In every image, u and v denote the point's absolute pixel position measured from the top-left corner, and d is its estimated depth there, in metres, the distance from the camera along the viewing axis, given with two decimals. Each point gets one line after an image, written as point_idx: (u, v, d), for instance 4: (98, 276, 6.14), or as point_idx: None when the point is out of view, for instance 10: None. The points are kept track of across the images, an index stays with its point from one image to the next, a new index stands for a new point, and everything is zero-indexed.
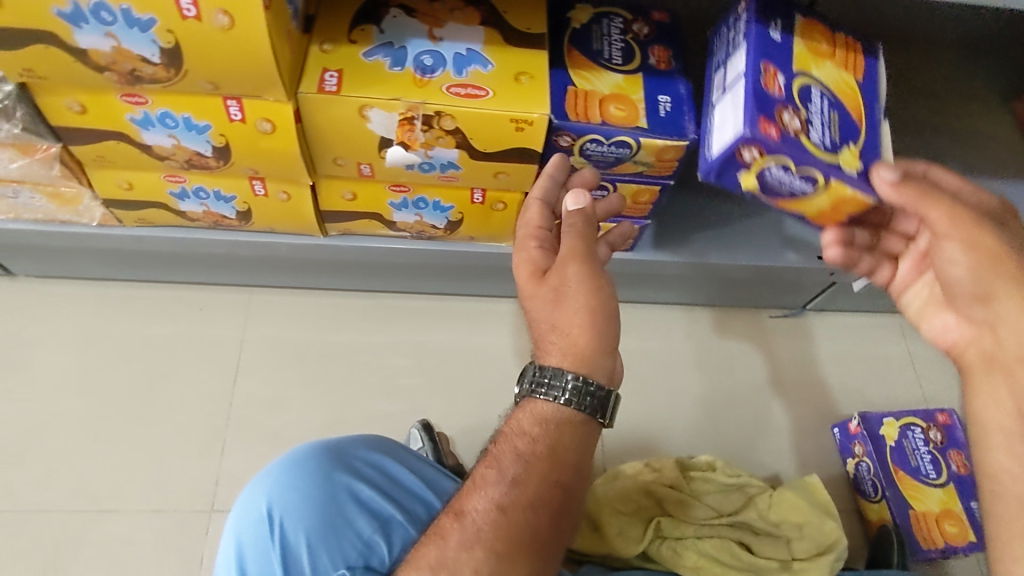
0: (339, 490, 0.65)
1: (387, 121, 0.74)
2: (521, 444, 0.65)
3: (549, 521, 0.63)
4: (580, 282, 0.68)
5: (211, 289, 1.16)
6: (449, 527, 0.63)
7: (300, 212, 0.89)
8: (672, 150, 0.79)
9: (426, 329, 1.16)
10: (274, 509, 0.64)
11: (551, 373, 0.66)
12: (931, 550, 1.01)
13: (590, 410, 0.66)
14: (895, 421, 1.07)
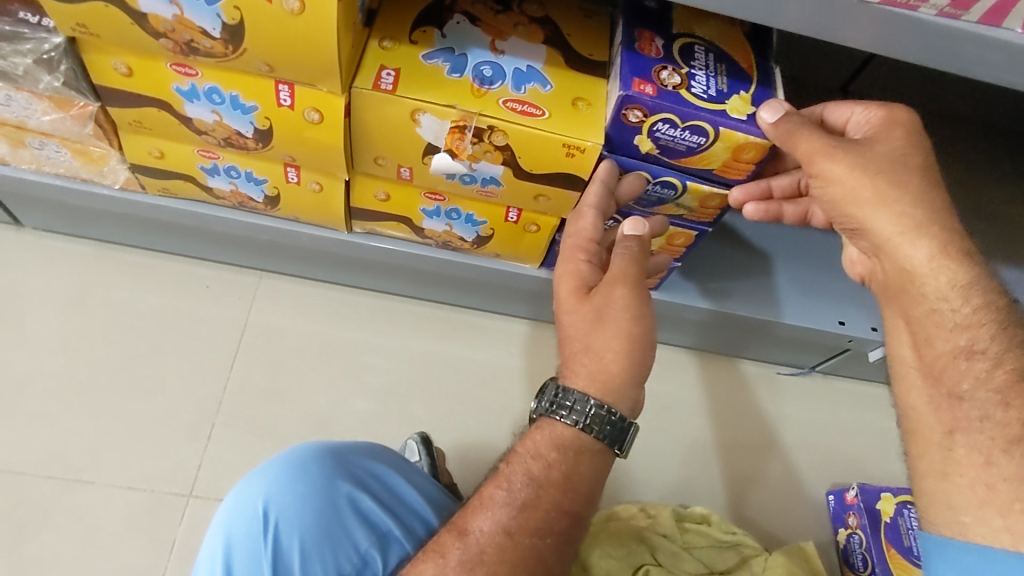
0: (339, 498, 0.62)
1: (437, 128, 0.72)
2: (535, 467, 0.64)
3: (554, 544, 0.63)
4: (622, 307, 0.67)
5: (219, 267, 1.13)
6: (450, 546, 0.61)
7: (329, 204, 0.87)
8: (717, 198, 0.78)
9: (433, 338, 1.14)
10: (270, 509, 0.61)
11: (574, 396, 0.65)
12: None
13: (608, 440, 0.65)
14: (892, 496, 1.03)
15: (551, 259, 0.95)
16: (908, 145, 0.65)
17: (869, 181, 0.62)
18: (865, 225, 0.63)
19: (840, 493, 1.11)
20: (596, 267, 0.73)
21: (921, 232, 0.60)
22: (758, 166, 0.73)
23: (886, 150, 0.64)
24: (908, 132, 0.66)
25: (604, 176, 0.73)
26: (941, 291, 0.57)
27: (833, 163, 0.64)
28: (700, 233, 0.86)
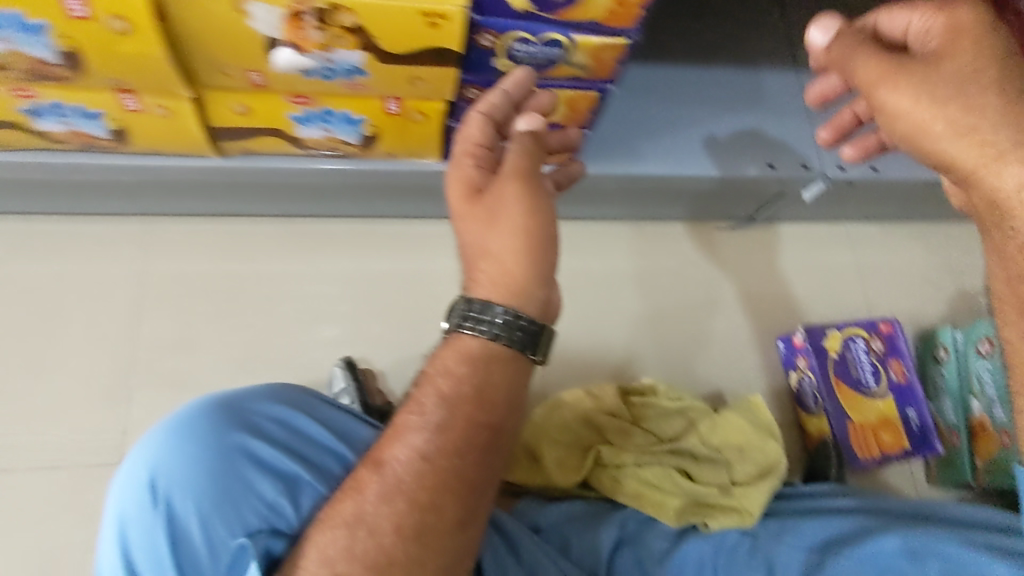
0: (234, 456, 0.62)
1: (273, 19, 0.61)
2: (444, 386, 0.61)
3: (475, 458, 0.60)
4: (516, 204, 0.61)
5: (102, 220, 1.03)
6: (368, 481, 0.59)
7: (185, 129, 0.77)
8: (612, 50, 0.70)
9: (350, 256, 1.07)
10: (162, 481, 0.61)
11: (481, 305, 0.61)
12: (868, 460, 1.02)
13: (520, 345, 0.62)
14: (840, 334, 1.06)
15: (451, 149, 0.87)
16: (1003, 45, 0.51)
17: (941, 107, 0.50)
18: (950, 161, 0.51)
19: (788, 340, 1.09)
20: (491, 169, 0.66)
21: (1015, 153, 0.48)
22: (645, 10, 0.65)
23: (959, 64, 0.51)
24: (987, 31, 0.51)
25: (509, 85, 0.67)
26: (1017, 195, 0.48)
27: (897, 92, 0.52)
28: (603, 93, 0.77)
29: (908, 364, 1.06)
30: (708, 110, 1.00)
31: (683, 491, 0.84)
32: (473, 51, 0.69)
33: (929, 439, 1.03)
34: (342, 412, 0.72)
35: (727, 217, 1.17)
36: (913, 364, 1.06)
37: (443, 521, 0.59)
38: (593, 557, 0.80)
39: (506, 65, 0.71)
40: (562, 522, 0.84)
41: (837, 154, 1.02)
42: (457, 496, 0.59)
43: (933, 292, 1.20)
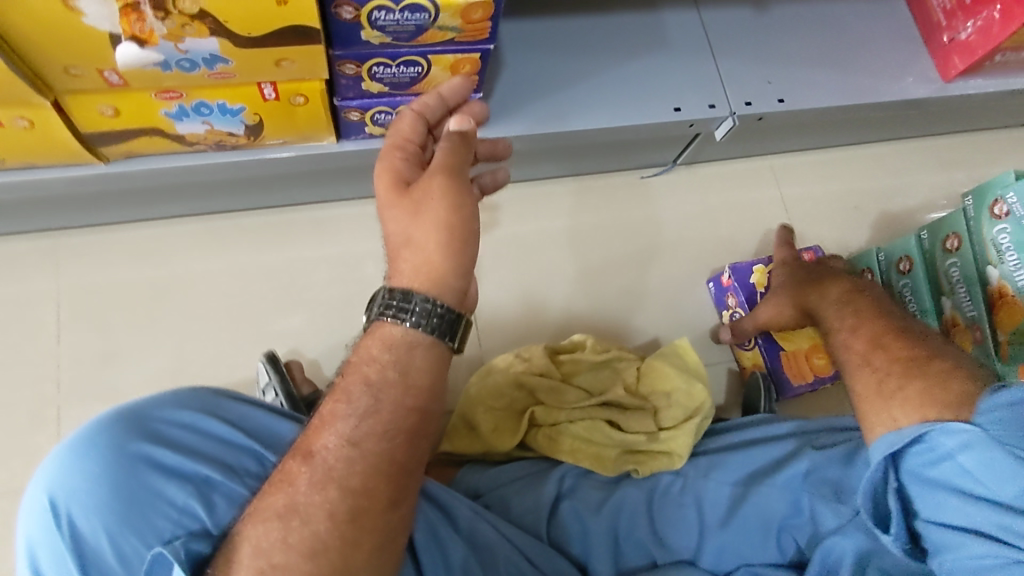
0: (137, 465, 0.60)
1: (106, 11, 0.58)
2: (371, 372, 0.57)
3: (408, 445, 0.57)
4: (443, 195, 0.59)
5: (1, 239, 0.97)
6: (296, 471, 0.55)
7: (55, 138, 0.73)
8: (480, 9, 0.67)
9: (266, 248, 1.02)
10: (62, 501, 0.58)
11: (402, 295, 0.58)
12: (802, 385, 1.04)
13: (438, 333, 0.58)
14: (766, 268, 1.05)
15: (345, 128, 0.84)
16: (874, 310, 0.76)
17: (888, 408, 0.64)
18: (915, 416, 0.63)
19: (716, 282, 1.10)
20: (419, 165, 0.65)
21: (869, 322, 0.74)
22: None
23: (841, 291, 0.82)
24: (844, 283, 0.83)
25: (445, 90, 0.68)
26: (863, 360, 0.69)
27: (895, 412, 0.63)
28: (485, 54, 0.75)
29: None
30: (611, 57, 0.99)
31: (617, 441, 0.86)
32: (334, 25, 0.67)
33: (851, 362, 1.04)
34: (256, 404, 0.69)
35: (649, 164, 1.16)
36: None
37: (374, 512, 0.54)
38: (534, 515, 0.80)
39: (375, 36, 0.69)
40: (502, 485, 0.85)
41: (745, 90, 1.00)
42: (391, 484, 0.55)
43: (859, 218, 1.20)
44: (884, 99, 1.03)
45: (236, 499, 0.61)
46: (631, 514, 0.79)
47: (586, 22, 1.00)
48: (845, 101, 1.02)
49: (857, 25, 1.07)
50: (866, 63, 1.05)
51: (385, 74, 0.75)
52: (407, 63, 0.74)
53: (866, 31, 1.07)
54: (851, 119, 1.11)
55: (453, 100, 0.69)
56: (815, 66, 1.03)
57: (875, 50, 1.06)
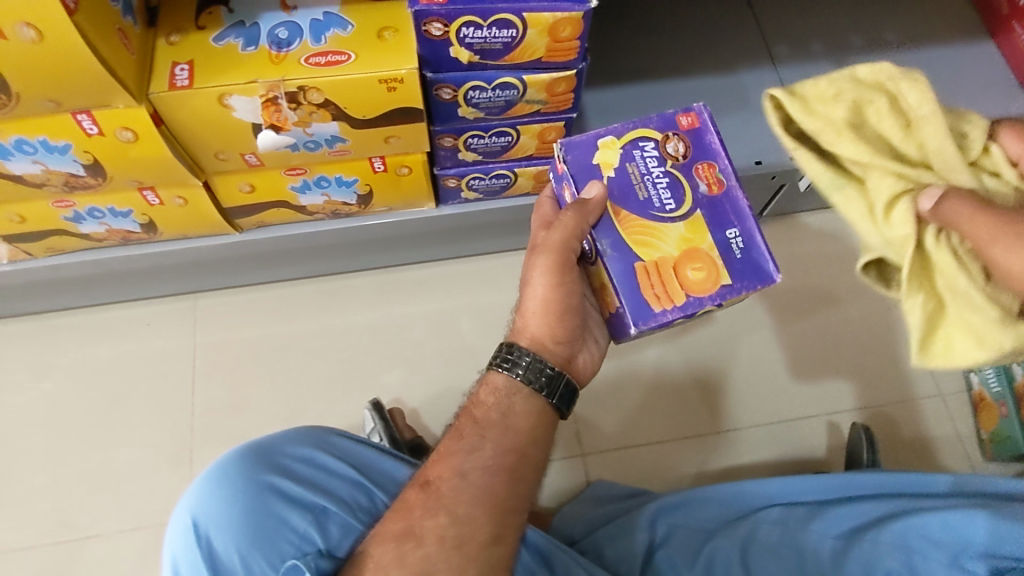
0: (266, 491, 0.67)
1: (251, 106, 0.70)
2: (478, 414, 0.66)
3: (507, 483, 0.62)
4: (541, 273, 0.66)
5: (152, 302, 1.11)
6: (413, 498, 0.62)
7: (202, 213, 0.86)
8: (562, 82, 0.74)
9: (374, 305, 1.11)
10: (204, 523, 0.66)
11: (514, 350, 0.67)
12: (666, 313, 0.60)
13: (544, 389, 0.66)
14: (614, 141, 0.66)
15: (442, 193, 0.93)
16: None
17: None
18: None
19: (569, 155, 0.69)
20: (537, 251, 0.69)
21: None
22: (584, 40, 0.70)
23: (1019, 264, 0.52)
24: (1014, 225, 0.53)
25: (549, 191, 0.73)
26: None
27: None
28: (569, 122, 0.82)
29: (726, 164, 0.65)
30: None
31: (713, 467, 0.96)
32: (434, 104, 0.76)
33: (775, 259, 0.61)
34: (366, 441, 0.76)
35: None
36: (731, 162, 0.65)
37: (477, 537, 0.60)
38: (628, 564, 0.80)
39: (470, 113, 0.77)
40: (595, 532, 0.86)
41: None
42: (489, 513, 0.60)
43: None
44: None
45: (349, 528, 0.67)
46: (726, 564, 0.77)
47: (668, 84, 1.04)
48: None
49: (949, 69, 1.06)
50: (957, 108, 1.03)
51: (478, 144, 0.83)
52: (498, 134, 0.82)
53: (954, 77, 1.06)
54: None
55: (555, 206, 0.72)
56: None
57: (965, 94, 1.04)
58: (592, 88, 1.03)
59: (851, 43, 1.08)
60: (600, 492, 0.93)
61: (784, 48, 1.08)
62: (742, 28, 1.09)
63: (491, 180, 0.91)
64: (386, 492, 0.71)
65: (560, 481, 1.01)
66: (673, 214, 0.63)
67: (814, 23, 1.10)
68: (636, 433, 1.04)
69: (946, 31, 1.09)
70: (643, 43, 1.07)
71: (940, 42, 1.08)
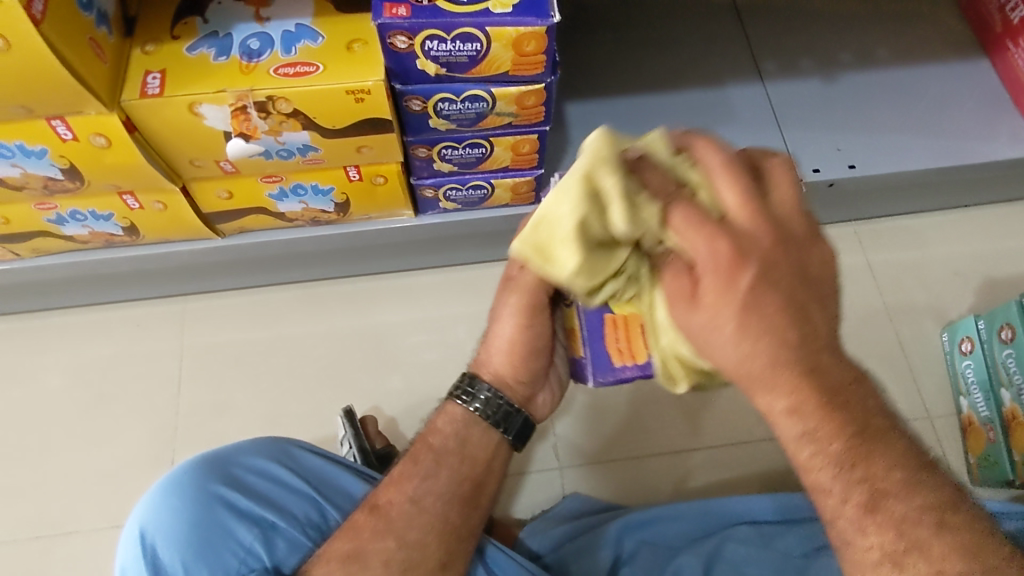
0: (215, 501, 0.68)
1: (221, 115, 0.71)
2: (435, 442, 0.66)
3: (460, 510, 0.64)
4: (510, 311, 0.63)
5: (142, 303, 1.13)
6: (363, 521, 0.62)
7: (182, 218, 0.88)
8: (532, 96, 0.75)
9: (358, 312, 1.12)
10: (151, 532, 0.67)
11: (472, 381, 0.67)
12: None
13: (497, 422, 0.66)
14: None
15: (420, 202, 0.94)
16: (747, 363, 0.43)
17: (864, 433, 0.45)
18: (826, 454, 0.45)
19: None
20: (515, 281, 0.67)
21: (762, 393, 0.44)
22: (550, 54, 0.70)
23: (712, 315, 0.43)
24: (730, 286, 0.42)
25: None
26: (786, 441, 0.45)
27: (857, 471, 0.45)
28: (542, 135, 0.82)
29: None
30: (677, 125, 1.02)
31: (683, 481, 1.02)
32: (405, 115, 0.76)
33: None
34: (323, 452, 0.76)
35: None
36: None
37: (424, 565, 0.61)
38: None
39: (441, 124, 0.78)
40: (561, 547, 0.84)
41: (813, 157, 1.00)
42: (440, 540, 0.62)
43: (960, 283, 1.12)
44: (963, 160, 1.00)
45: (297, 545, 0.68)
46: None
47: (654, 97, 1.04)
48: (928, 165, 1.00)
49: (943, 87, 1.05)
50: (947, 126, 1.01)
51: (453, 155, 0.83)
52: (471, 145, 0.82)
53: (945, 95, 1.04)
54: (941, 182, 1.06)
55: None
56: (890, 131, 1.02)
57: (955, 112, 1.03)
58: (576, 101, 1.03)
59: (842, 58, 1.07)
60: (571, 508, 0.92)
61: (772, 63, 1.07)
62: (729, 43, 1.08)
63: (468, 191, 0.91)
64: (338, 507, 0.71)
65: (537, 491, 1.01)
66: None
67: (804, 38, 1.09)
68: (617, 449, 1.03)
69: (939, 47, 1.08)
70: (629, 57, 1.07)
71: (932, 60, 1.07)
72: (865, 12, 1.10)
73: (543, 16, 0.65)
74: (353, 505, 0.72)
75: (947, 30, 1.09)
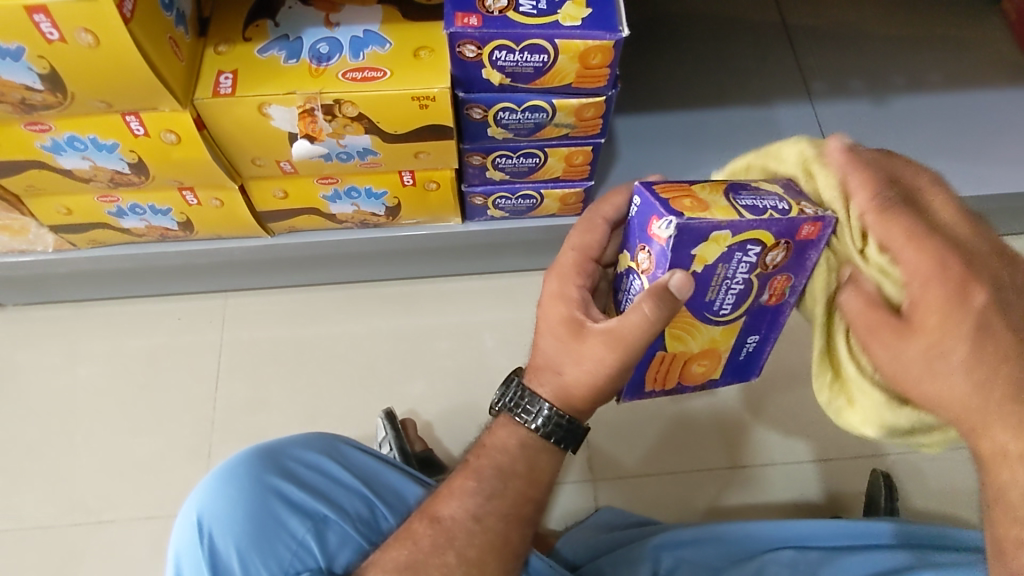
0: (269, 493, 0.69)
1: (289, 116, 0.73)
2: (502, 459, 0.62)
3: (520, 529, 0.62)
4: (598, 367, 0.56)
5: (186, 297, 1.15)
6: (422, 532, 0.62)
7: (236, 215, 0.89)
8: (591, 108, 0.76)
9: (398, 315, 1.13)
10: (207, 519, 0.68)
11: (532, 397, 0.61)
12: (653, 392, 0.64)
13: (559, 439, 0.61)
14: (728, 237, 0.49)
15: (468, 209, 0.95)
16: (980, 398, 0.45)
17: None
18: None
19: (667, 205, 0.50)
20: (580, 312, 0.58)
21: (991, 437, 0.45)
22: (614, 67, 0.71)
23: (926, 342, 0.46)
24: (961, 307, 0.45)
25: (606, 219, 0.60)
26: (1010, 500, 0.46)
27: None
28: (597, 147, 0.83)
29: (805, 281, 0.55)
30: (723, 142, 1.02)
31: (728, 497, 1.01)
32: (464, 123, 0.77)
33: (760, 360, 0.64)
34: (370, 449, 0.77)
35: None
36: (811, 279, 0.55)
37: None
38: None
39: (499, 133, 0.79)
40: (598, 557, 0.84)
41: None
42: (498, 560, 0.61)
43: None
44: (1015, 188, 0.99)
45: (348, 543, 0.69)
46: None
47: (701, 112, 1.04)
48: (980, 191, 0.99)
49: (995, 112, 1.04)
50: (998, 153, 1.01)
51: (507, 164, 0.84)
52: (526, 155, 0.83)
53: (998, 121, 1.04)
54: (989, 209, 1.05)
55: (589, 250, 0.60)
56: (941, 155, 1.01)
57: (1007, 138, 1.02)
58: (625, 114, 1.04)
59: (892, 79, 1.07)
60: (608, 521, 0.92)
61: (821, 84, 1.07)
62: (779, 62, 1.09)
63: (518, 200, 0.92)
64: (389, 508, 0.72)
65: (569, 501, 1.01)
66: (722, 319, 0.56)
67: (854, 61, 1.09)
68: (651, 465, 1.03)
69: (989, 72, 1.08)
70: (678, 74, 1.07)
71: (983, 87, 1.06)
72: (916, 36, 1.11)
73: (611, 30, 0.66)
74: (402, 502, 0.73)
75: (999, 56, 1.09)
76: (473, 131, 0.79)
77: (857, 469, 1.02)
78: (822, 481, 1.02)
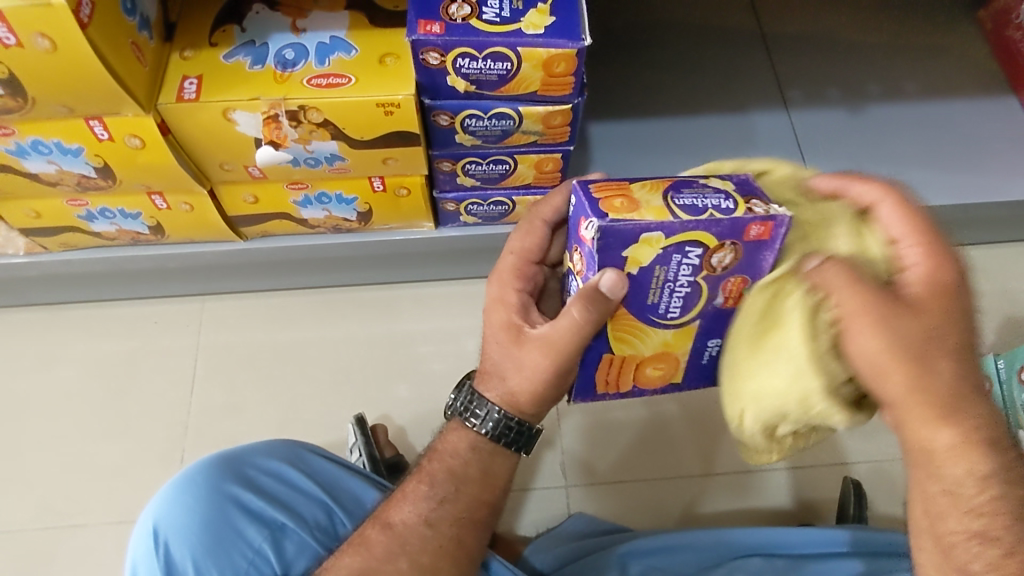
0: (226, 501, 0.69)
1: (254, 122, 0.72)
2: (454, 464, 0.62)
3: (475, 533, 0.62)
4: (538, 368, 0.57)
5: (163, 300, 1.15)
6: (375, 538, 0.61)
7: (207, 219, 0.89)
8: (559, 116, 0.76)
9: (374, 320, 1.13)
10: (162, 527, 0.68)
11: (479, 401, 0.61)
12: (606, 394, 0.63)
13: (510, 441, 0.61)
14: (661, 238, 0.49)
15: (441, 214, 0.94)
16: (957, 382, 0.49)
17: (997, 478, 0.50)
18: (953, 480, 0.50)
19: (596, 205, 0.50)
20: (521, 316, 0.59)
21: (953, 417, 0.49)
22: (579, 75, 0.71)
23: (926, 325, 0.49)
24: (958, 295, 0.50)
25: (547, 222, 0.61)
26: (962, 477, 0.50)
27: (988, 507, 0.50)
28: (566, 155, 0.83)
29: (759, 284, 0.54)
30: (699, 148, 1.02)
31: (699, 504, 1.01)
32: (431, 129, 0.77)
33: None
34: (333, 455, 0.77)
35: None
36: None
37: None
38: None
39: (467, 139, 0.79)
40: (565, 565, 0.84)
41: None
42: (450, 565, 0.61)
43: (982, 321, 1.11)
44: (989, 198, 0.99)
45: (306, 550, 0.69)
46: None
47: (677, 119, 1.04)
48: (955, 200, 0.99)
49: (972, 121, 1.04)
50: (974, 162, 1.01)
51: (477, 170, 0.84)
52: (495, 161, 0.83)
53: (974, 131, 1.04)
54: (966, 219, 1.05)
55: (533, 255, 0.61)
56: (916, 164, 1.01)
57: (982, 148, 1.02)
58: (602, 121, 1.04)
59: (869, 87, 1.08)
60: (578, 528, 0.91)
61: (797, 92, 1.07)
62: (757, 70, 1.09)
63: (490, 206, 0.92)
64: (348, 515, 0.71)
65: (544, 507, 1.00)
66: (671, 321, 0.56)
67: (830, 69, 1.09)
68: (631, 470, 1.03)
69: (967, 81, 1.08)
70: (656, 80, 1.08)
71: (957, 95, 1.07)
72: (894, 44, 1.11)
73: (574, 38, 0.66)
74: (360, 508, 0.72)
75: (976, 65, 1.09)
76: (441, 137, 0.79)
77: (832, 476, 1.02)
78: (803, 486, 1.02)
